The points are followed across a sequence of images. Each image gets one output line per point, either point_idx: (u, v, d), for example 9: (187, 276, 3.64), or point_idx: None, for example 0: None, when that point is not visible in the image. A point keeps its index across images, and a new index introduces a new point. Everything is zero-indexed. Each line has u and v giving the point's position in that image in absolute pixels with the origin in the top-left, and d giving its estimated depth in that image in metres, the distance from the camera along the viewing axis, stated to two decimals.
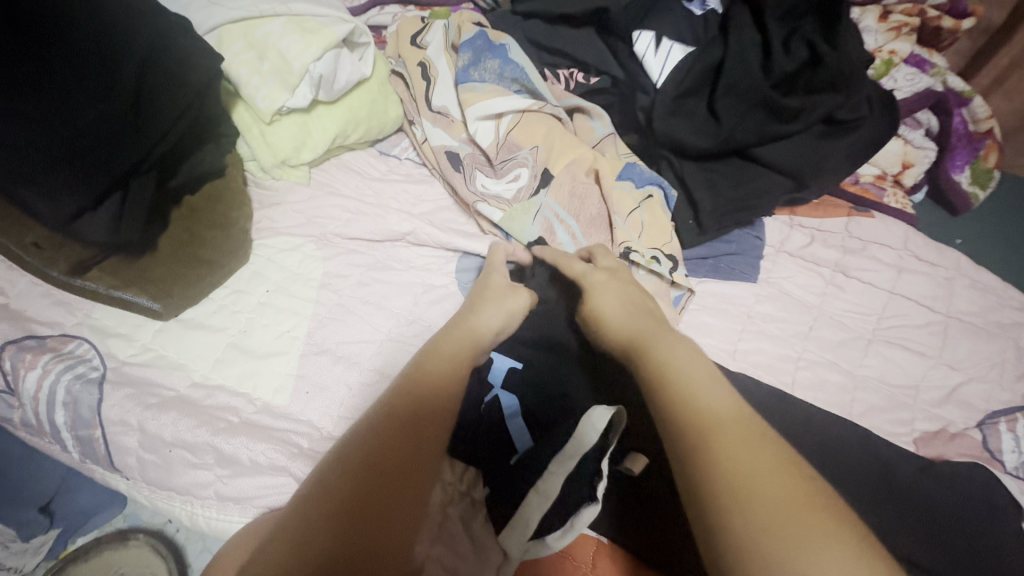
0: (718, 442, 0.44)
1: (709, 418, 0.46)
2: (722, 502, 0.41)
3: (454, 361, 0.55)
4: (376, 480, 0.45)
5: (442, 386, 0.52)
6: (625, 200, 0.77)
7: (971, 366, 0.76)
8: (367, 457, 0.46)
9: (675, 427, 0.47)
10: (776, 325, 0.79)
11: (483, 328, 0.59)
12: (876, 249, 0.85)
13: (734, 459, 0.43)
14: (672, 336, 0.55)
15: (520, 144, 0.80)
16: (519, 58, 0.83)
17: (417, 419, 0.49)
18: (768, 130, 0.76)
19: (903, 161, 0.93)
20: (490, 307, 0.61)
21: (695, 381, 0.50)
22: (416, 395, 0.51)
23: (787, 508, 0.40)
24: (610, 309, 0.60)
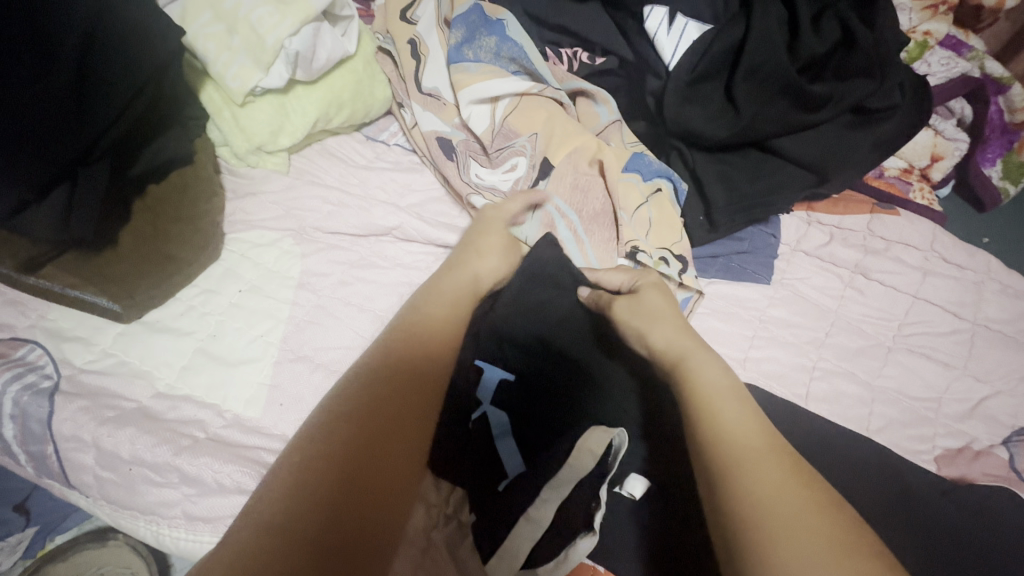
0: (753, 473, 0.41)
1: (742, 445, 0.43)
2: (757, 537, 0.38)
3: (445, 317, 0.53)
4: (374, 417, 0.43)
5: (437, 331, 0.51)
6: (631, 194, 0.72)
7: (999, 378, 0.71)
8: (352, 426, 0.42)
9: (706, 456, 0.44)
10: (790, 330, 0.73)
11: (481, 272, 0.59)
12: (900, 250, 0.79)
13: (770, 490, 0.40)
14: (712, 356, 0.52)
15: (517, 131, 0.74)
16: (518, 36, 0.76)
17: (407, 381, 0.46)
18: (792, 120, 0.69)
19: (932, 153, 0.87)
20: (489, 254, 0.61)
21: (730, 403, 0.47)
22: (403, 355, 0.48)
23: (830, 547, 0.36)
24: (657, 332, 0.55)
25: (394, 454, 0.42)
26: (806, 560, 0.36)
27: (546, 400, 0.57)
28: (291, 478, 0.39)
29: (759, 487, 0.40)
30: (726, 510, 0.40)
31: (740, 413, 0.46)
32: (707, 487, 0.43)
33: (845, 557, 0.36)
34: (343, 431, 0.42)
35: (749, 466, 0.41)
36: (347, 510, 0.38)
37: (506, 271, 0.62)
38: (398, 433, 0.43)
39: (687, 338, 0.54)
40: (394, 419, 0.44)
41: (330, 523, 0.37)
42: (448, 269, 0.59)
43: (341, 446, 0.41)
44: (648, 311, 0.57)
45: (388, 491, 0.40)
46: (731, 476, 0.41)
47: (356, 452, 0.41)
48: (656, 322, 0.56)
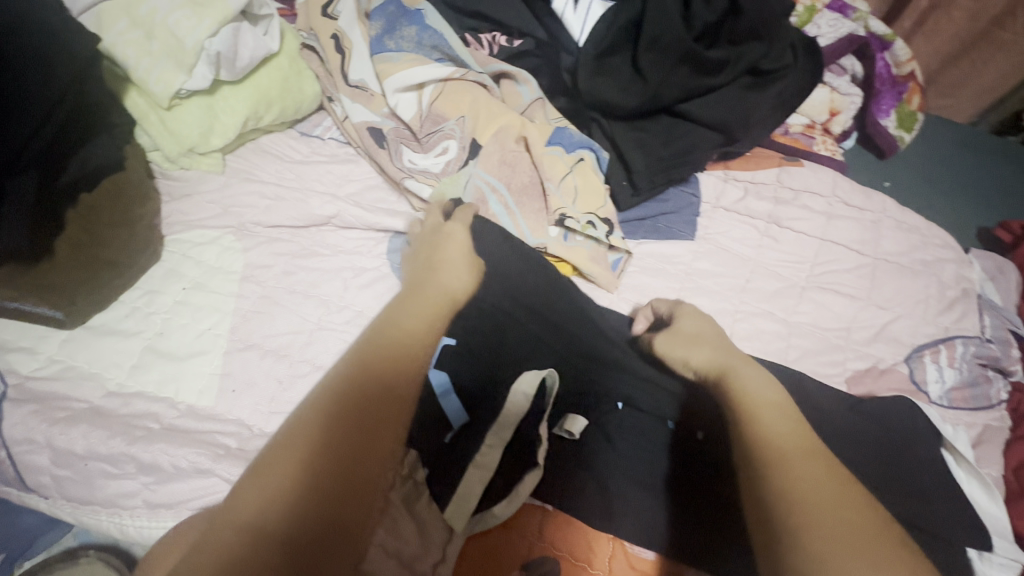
0: (791, 467, 0.46)
1: (780, 448, 0.48)
2: (792, 520, 0.43)
3: (417, 330, 0.52)
4: (350, 419, 0.44)
5: (415, 335, 0.52)
6: (556, 165, 0.76)
7: (898, 304, 0.79)
8: (321, 431, 0.43)
9: (748, 457, 0.48)
10: (713, 280, 0.80)
11: (452, 285, 0.58)
12: (807, 198, 0.86)
13: (801, 485, 0.44)
14: (753, 371, 0.56)
15: (445, 115, 0.78)
16: (437, 24, 0.80)
17: (381, 387, 0.47)
18: (694, 86, 0.75)
19: (830, 109, 0.93)
20: (458, 268, 0.59)
21: (770, 412, 0.51)
22: (374, 367, 0.48)
23: (857, 536, 0.41)
24: (696, 355, 0.59)
25: (363, 462, 0.43)
26: (833, 541, 0.41)
27: (485, 356, 0.63)
28: (260, 485, 0.40)
29: (798, 480, 0.45)
30: (768, 498, 0.45)
31: (773, 422, 0.50)
32: (750, 476, 0.47)
33: (870, 545, 0.41)
34: (313, 436, 0.43)
35: (793, 464, 0.46)
36: (320, 511, 0.39)
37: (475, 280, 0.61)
38: (370, 442, 0.44)
39: (728, 357, 0.58)
40: (363, 430, 0.44)
41: (304, 528, 0.38)
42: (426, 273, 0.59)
43: (310, 453, 0.41)
44: (688, 335, 0.61)
45: (357, 495, 0.42)
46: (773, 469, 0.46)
47: (325, 459, 0.41)
48: (696, 346, 0.59)
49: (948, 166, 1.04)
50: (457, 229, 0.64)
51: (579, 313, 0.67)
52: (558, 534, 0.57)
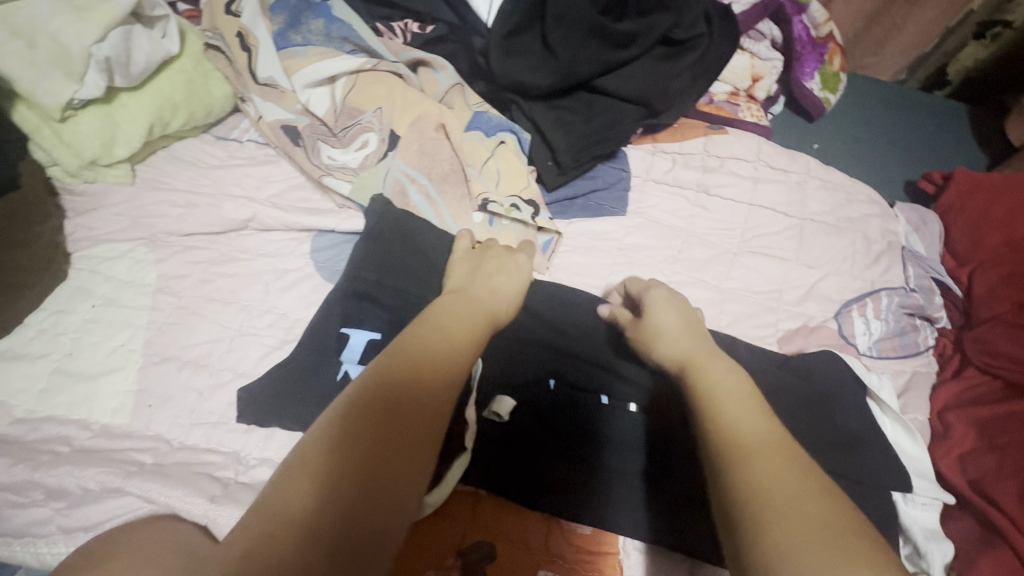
0: (749, 464, 0.44)
1: (741, 443, 0.46)
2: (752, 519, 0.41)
3: (456, 338, 0.53)
4: (388, 421, 0.44)
5: (460, 346, 0.53)
6: (477, 150, 0.75)
7: (826, 262, 0.81)
8: (359, 429, 0.43)
9: (711, 455, 0.47)
10: (645, 253, 0.80)
11: (495, 306, 0.59)
12: (734, 164, 0.86)
13: (759, 480, 0.43)
14: (720, 365, 0.55)
15: (360, 108, 0.76)
16: (346, 16, 0.79)
17: (421, 392, 0.47)
18: (607, 59, 0.74)
19: (752, 75, 0.94)
20: (499, 289, 0.62)
21: (738, 408, 0.50)
22: (414, 371, 0.48)
23: (816, 533, 0.39)
24: (665, 344, 0.59)
25: (402, 470, 0.43)
26: (793, 539, 0.39)
27: None
28: (299, 479, 0.41)
29: (757, 477, 0.43)
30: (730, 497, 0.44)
31: (739, 418, 0.49)
32: (715, 474, 0.46)
33: (830, 541, 0.39)
34: (348, 435, 0.43)
35: (753, 460, 0.45)
36: (359, 517, 0.39)
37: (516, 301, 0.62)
38: (408, 446, 0.44)
39: (696, 346, 0.58)
40: (401, 438, 0.44)
41: (346, 534, 0.38)
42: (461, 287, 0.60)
43: (349, 457, 0.42)
44: (654, 328, 0.61)
45: (392, 505, 0.41)
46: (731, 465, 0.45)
47: (363, 457, 0.42)
48: (662, 334, 0.60)
49: (875, 124, 1.06)
50: (516, 258, 0.66)
51: None
52: (490, 512, 0.58)
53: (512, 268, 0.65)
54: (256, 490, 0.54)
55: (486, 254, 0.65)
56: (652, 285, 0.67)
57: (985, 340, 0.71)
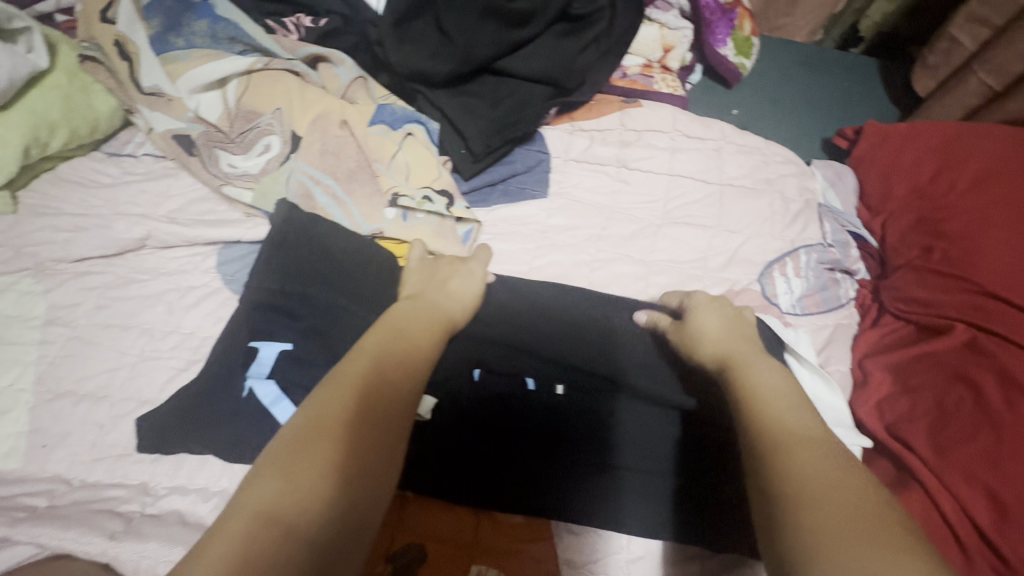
0: (793, 456, 0.43)
1: (787, 437, 0.45)
2: (785, 507, 0.40)
3: (419, 342, 0.53)
4: (363, 420, 0.44)
5: (421, 348, 0.53)
6: (384, 144, 0.73)
7: (746, 226, 0.81)
8: (340, 429, 0.42)
9: (756, 449, 0.45)
10: (569, 234, 0.79)
11: (453, 312, 0.59)
12: (651, 136, 0.86)
13: (804, 472, 0.41)
14: (761, 364, 0.54)
15: (256, 111, 0.73)
16: (231, 13, 0.74)
17: (392, 394, 0.47)
18: (505, 40, 0.72)
19: (663, 45, 0.93)
20: (462, 299, 0.62)
21: (778, 403, 0.49)
22: (384, 374, 0.48)
23: (853, 520, 0.37)
24: (703, 346, 0.60)
25: (379, 479, 0.42)
26: (827, 527, 0.37)
27: (330, 352, 0.60)
28: (285, 476, 0.38)
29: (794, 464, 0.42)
30: (766, 484, 0.42)
31: (787, 415, 0.47)
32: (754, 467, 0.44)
33: (874, 530, 0.36)
34: (332, 434, 0.41)
35: (788, 449, 0.43)
36: (339, 520, 0.38)
37: (474, 305, 0.63)
38: (382, 441, 0.44)
39: (735, 340, 0.59)
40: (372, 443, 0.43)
41: (331, 537, 0.37)
42: (416, 294, 0.60)
43: (332, 459, 0.40)
44: (697, 329, 0.62)
45: (366, 510, 0.40)
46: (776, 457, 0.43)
47: (348, 458, 0.41)
48: (702, 334, 0.61)
49: (792, 84, 1.08)
50: (477, 265, 0.66)
51: None
52: (416, 512, 0.57)
53: (475, 276, 0.65)
54: (163, 522, 0.52)
55: (445, 262, 0.65)
56: (693, 293, 0.68)
57: (898, 288, 0.72)
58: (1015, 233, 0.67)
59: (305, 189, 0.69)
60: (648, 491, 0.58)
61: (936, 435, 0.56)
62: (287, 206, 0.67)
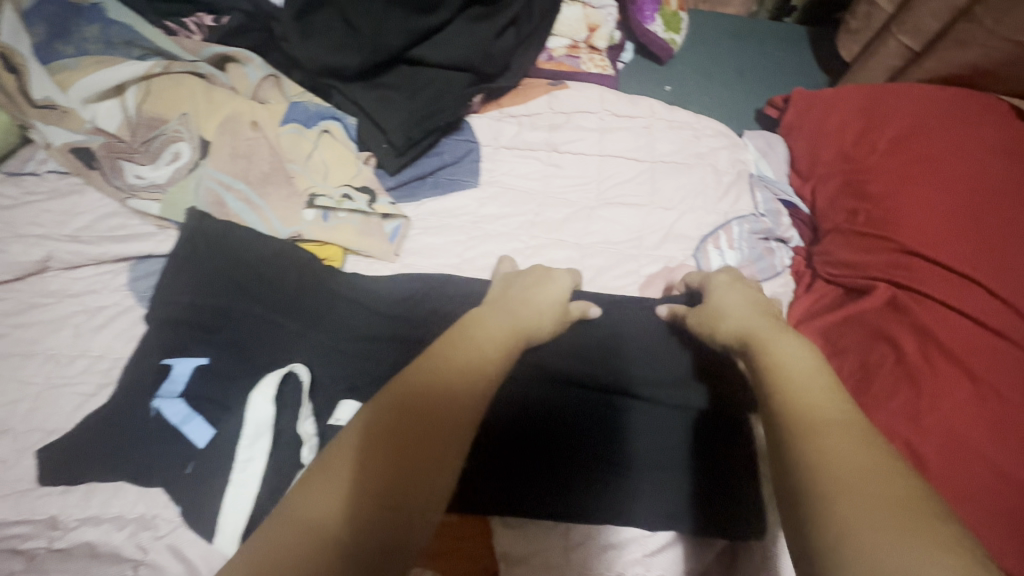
0: (825, 435, 0.36)
1: (822, 417, 0.38)
2: (820, 503, 0.32)
3: (493, 346, 0.48)
4: (415, 423, 0.39)
5: (494, 355, 0.48)
6: (298, 143, 0.70)
7: (680, 202, 0.81)
8: (395, 432, 0.38)
9: (781, 426, 0.39)
10: (501, 223, 0.78)
11: (535, 321, 0.54)
12: (579, 118, 0.85)
13: (841, 453, 0.34)
14: (789, 342, 0.47)
15: (160, 117, 0.69)
16: (125, 18, 0.71)
17: (452, 397, 0.42)
18: (412, 27, 0.70)
19: (588, 25, 0.92)
20: (544, 309, 0.57)
21: (814, 386, 0.41)
22: (450, 377, 0.43)
23: (903, 513, 0.30)
24: (726, 323, 0.55)
25: (428, 490, 0.37)
26: (862, 514, 0.30)
27: (248, 364, 0.57)
28: (337, 478, 0.35)
29: (829, 449, 0.35)
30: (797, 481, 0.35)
31: (815, 393, 0.40)
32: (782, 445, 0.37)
33: (927, 524, 0.30)
34: (384, 436, 0.38)
35: (825, 433, 0.36)
36: (379, 531, 0.34)
37: (562, 314, 0.59)
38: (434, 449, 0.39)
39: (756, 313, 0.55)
40: (426, 445, 0.38)
41: (370, 555, 0.32)
42: (495, 300, 0.57)
43: (381, 462, 0.36)
44: (716, 308, 0.58)
45: (410, 523, 0.35)
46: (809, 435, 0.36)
47: (397, 459, 0.37)
48: (722, 312, 0.57)
49: (722, 57, 1.08)
50: (560, 274, 0.63)
51: (339, 297, 0.64)
52: None
53: (557, 283, 0.61)
54: (69, 556, 0.49)
55: (532, 273, 0.62)
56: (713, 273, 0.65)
57: (829, 253, 0.71)
58: (933, 190, 0.67)
59: (217, 196, 0.66)
60: (676, 480, 0.57)
61: (862, 392, 0.55)
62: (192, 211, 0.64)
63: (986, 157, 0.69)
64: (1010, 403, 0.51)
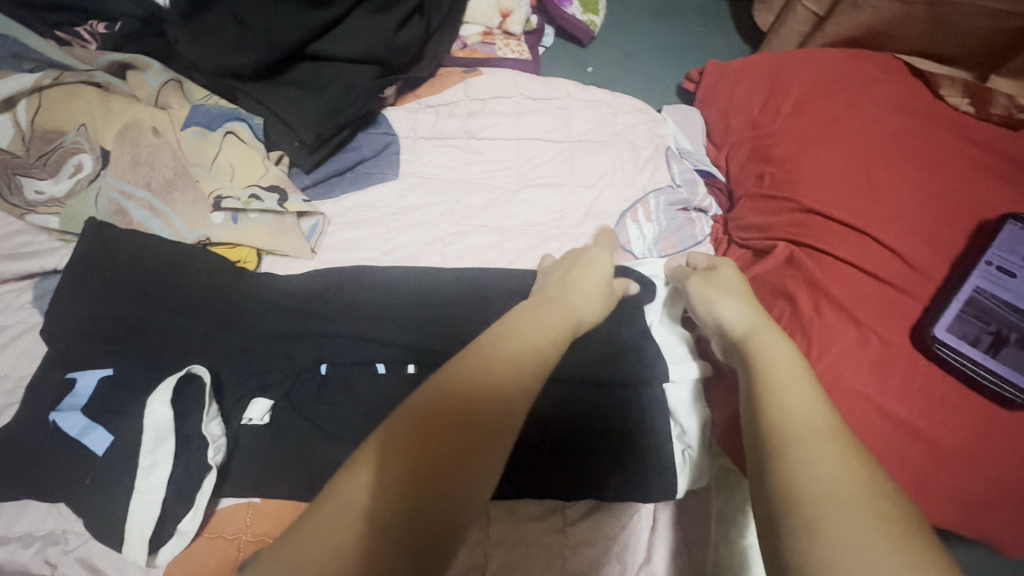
0: (806, 454, 0.38)
1: (802, 432, 0.40)
2: (805, 521, 0.34)
3: (538, 338, 0.47)
4: (456, 410, 0.39)
5: (542, 349, 0.46)
6: (202, 147, 0.69)
7: (599, 179, 0.82)
8: (436, 417, 0.39)
9: (764, 441, 0.40)
10: (422, 212, 0.77)
11: (583, 311, 0.53)
12: (496, 103, 0.86)
13: (822, 474, 0.36)
14: (782, 340, 0.49)
15: (56, 130, 0.67)
16: (12, 31, 0.70)
17: (495, 387, 0.41)
18: (307, 22, 0.70)
19: (500, 11, 0.92)
20: (589, 294, 0.56)
21: (795, 392, 0.43)
22: (497, 368, 0.43)
23: (884, 541, 0.32)
24: (725, 306, 0.55)
25: (465, 479, 0.37)
26: (841, 543, 0.32)
27: (156, 370, 0.56)
28: (372, 461, 0.36)
29: (815, 466, 0.37)
30: (775, 494, 0.37)
31: (797, 402, 0.42)
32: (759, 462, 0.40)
33: (897, 545, 0.32)
34: (425, 421, 0.38)
35: (802, 449, 0.38)
36: (413, 518, 0.34)
37: (601, 308, 0.56)
38: (478, 441, 0.38)
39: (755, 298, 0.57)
40: (471, 443, 0.38)
41: (407, 537, 0.33)
42: (546, 292, 0.56)
43: (417, 448, 0.37)
44: (726, 284, 0.58)
45: (452, 509, 0.35)
46: (785, 453, 0.39)
47: (434, 445, 0.37)
48: (731, 297, 0.56)
49: (642, 34, 1.09)
50: (605, 261, 0.61)
51: (253, 297, 0.62)
52: (266, 524, 0.55)
53: (599, 268, 0.60)
54: None
55: (576, 258, 0.61)
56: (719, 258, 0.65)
57: (739, 218, 0.73)
58: (831, 147, 0.69)
59: (119, 205, 0.65)
60: (660, 453, 0.58)
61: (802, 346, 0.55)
62: (94, 223, 0.63)
63: (881, 110, 0.70)
64: (893, 345, 0.54)
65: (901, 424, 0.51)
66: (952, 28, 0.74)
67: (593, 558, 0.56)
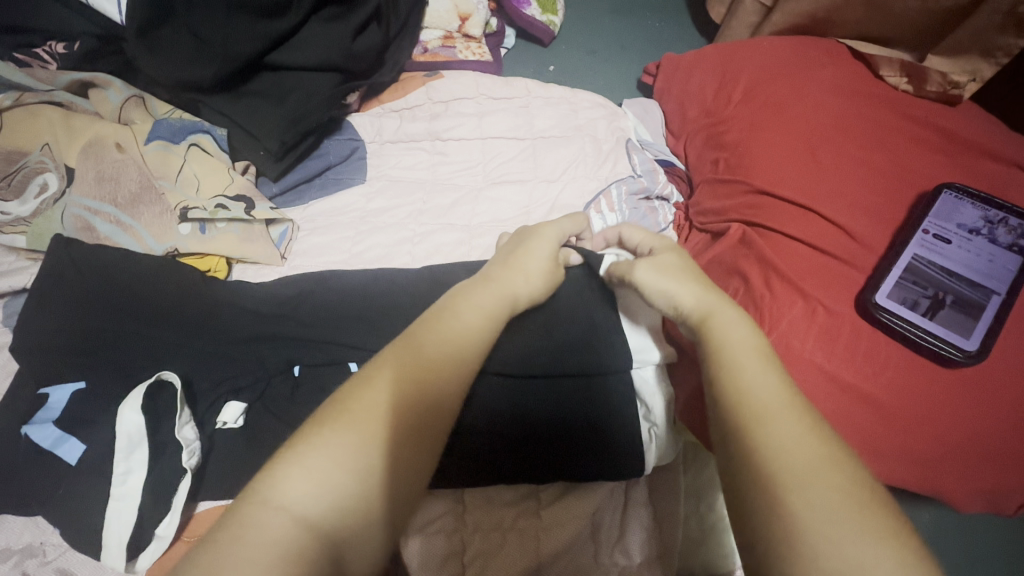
0: (776, 428, 0.37)
1: (768, 408, 0.39)
2: (766, 498, 0.34)
3: (475, 325, 0.49)
4: (406, 401, 0.40)
5: (481, 337, 0.48)
6: (167, 160, 0.71)
7: (562, 173, 0.84)
8: (380, 413, 0.39)
9: (728, 418, 0.39)
10: (390, 214, 0.78)
11: (520, 288, 0.55)
12: (457, 104, 0.88)
13: (791, 448, 0.36)
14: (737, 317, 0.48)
15: (18, 150, 0.67)
16: None
17: (430, 374, 0.43)
18: (263, 34, 0.72)
19: (459, 14, 0.94)
20: (528, 270, 0.57)
21: (755, 366, 0.42)
22: (432, 359, 0.44)
23: (855, 513, 0.32)
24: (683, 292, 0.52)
25: (410, 472, 0.38)
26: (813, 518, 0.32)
27: (128, 381, 0.57)
28: (307, 458, 0.35)
29: (782, 442, 0.36)
30: (743, 473, 0.36)
31: (759, 378, 0.41)
32: (723, 440, 0.39)
33: (868, 516, 0.32)
34: (366, 415, 0.38)
35: (770, 423, 0.37)
36: (354, 510, 0.35)
37: (542, 285, 0.58)
38: (421, 434, 0.40)
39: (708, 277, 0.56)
40: (412, 439, 0.39)
41: (350, 529, 0.34)
42: (485, 274, 0.56)
43: (359, 445, 0.37)
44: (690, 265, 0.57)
45: (396, 498, 0.37)
46: (753, 429, 0.37)
47: (380, 440, 0.38)
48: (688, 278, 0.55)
49: (601, 31, 1.11)
50: (550, 234, 0.62)
51: (223, 305, 0.63)
52: None
53: (535, 247, 0.60)
54: None
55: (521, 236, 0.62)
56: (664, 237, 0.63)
57: (699, 203, 0.75)
58: (778, 130, 0.71)
59: (85, 222, 0.66)
60: (629, 435, 0.59)
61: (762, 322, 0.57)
62: (55, 240, 0.63)
63: (825, 93, 0.73)
64: (838, 314, 0.56)
65: (849, 389, 0.54)
66: (890, 13, 0.77)
67: (568, 537, 0.58)
